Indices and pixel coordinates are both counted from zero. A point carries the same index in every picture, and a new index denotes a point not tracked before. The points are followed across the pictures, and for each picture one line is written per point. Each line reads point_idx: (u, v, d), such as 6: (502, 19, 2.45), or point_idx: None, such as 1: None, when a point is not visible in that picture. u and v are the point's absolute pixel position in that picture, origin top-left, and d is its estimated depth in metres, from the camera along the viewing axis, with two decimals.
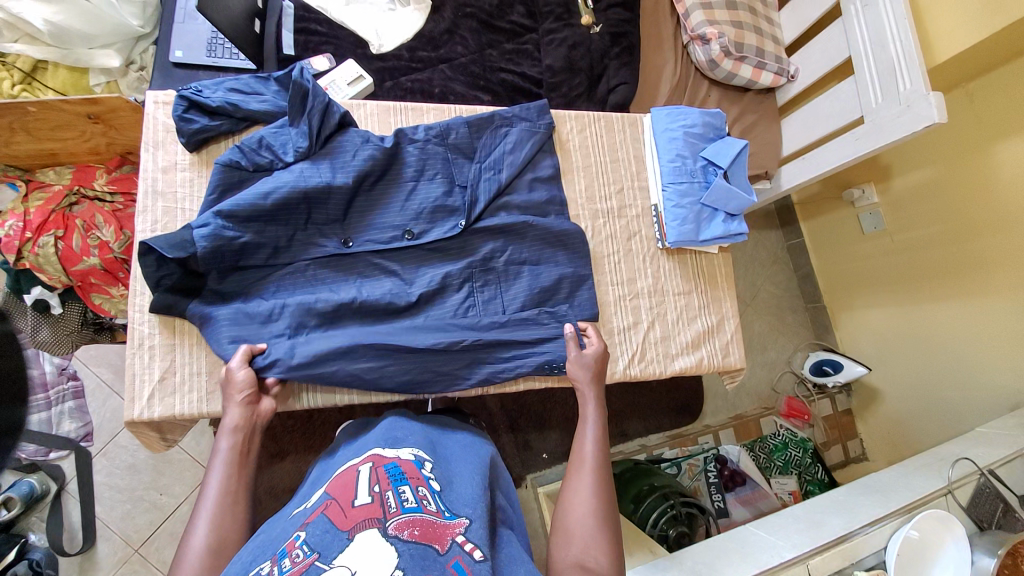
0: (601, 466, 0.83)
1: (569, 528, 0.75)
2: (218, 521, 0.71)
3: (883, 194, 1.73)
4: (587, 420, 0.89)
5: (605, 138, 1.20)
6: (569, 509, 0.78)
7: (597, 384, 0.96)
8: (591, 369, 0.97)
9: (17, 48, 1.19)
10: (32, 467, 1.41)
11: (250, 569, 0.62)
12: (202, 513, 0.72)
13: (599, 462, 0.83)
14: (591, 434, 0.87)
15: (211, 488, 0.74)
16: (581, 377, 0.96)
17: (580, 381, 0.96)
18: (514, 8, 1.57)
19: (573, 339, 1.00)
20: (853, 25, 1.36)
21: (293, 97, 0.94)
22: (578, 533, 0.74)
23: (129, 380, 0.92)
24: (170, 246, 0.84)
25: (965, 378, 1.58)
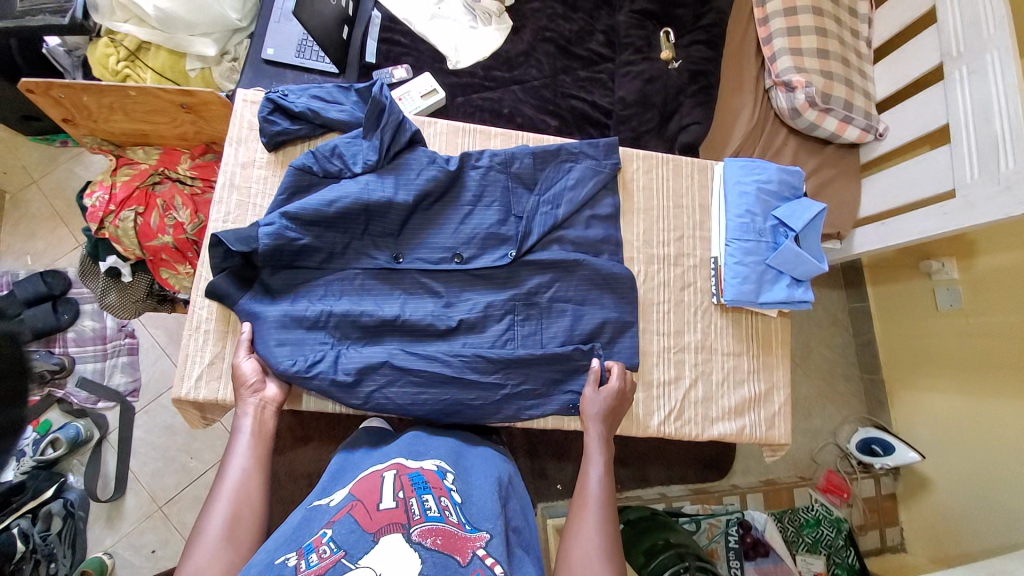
0: (604, 508, 0.81)
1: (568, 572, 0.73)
2: (231, 510, 0.75)
3: (965, 271, 1.58)
4: (592, 462, 0.88)
5: (671, 182, 1.15)
6: (569, 551, 0.75)
7: (607, 426, 0.94)
8: (603, 407, 0.95)
9: (126, 28, 1.31)
10: (81, 412, 1.52)
11: (277, 560, 0.63)
12: (218, 502, 0.76)
13: (602, 503, 0.81)
14: (597, 475, 0.85)
15: (227, 478, 0.78)
16: (591, 414, 0.94)
17: (588, 417, 0.94)
18: (594, 36, 1.56)
19: (596, 375, 0.98)
20: (956, 91, 1.26)
21: (370, 114, 0.98)
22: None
23: (183, 359, 0.94)
24: (237, 239, 0.87)
25: None
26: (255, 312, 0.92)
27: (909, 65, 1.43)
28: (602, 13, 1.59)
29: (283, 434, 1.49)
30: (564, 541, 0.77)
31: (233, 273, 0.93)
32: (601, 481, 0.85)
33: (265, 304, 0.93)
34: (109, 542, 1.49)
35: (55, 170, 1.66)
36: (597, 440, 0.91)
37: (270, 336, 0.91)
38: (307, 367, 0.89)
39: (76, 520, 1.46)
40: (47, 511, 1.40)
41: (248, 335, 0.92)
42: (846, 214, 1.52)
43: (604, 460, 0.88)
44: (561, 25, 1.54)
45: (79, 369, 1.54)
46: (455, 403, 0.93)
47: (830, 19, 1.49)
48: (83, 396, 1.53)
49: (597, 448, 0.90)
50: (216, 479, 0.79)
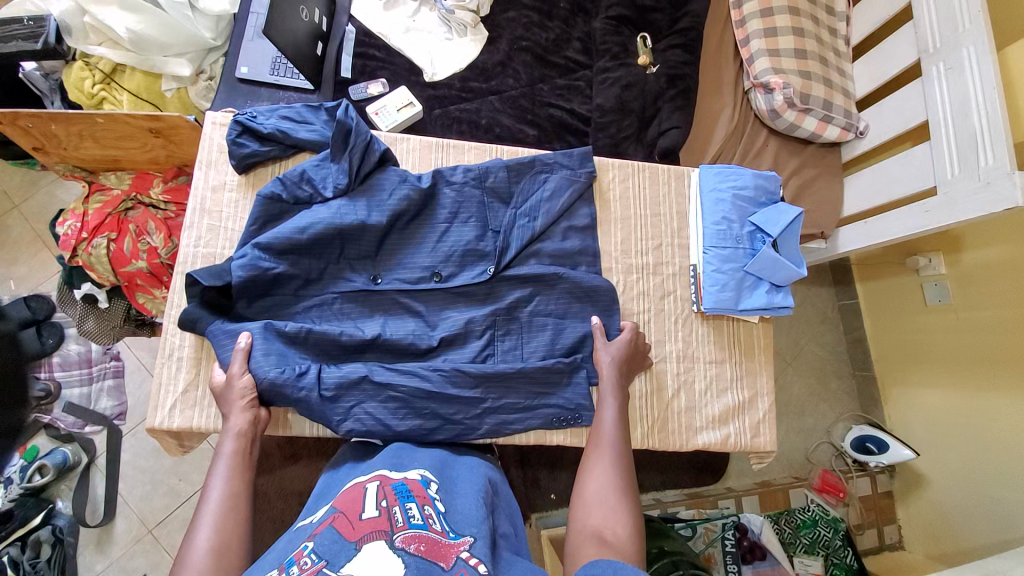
0: (620, 443, 0.87)
1: (591, 493, 0.80)
2: (218, 526, 0.74)
3: (951, 266, 1.57)
4: (606, 404, 0.92)
5: (649, 190, 1.15)
6: (588, 480, 0.82)
7: (620, 370, 0.97)
8: (617, 355, 0.98)
9: (101, 51, 1.29)
10: (68, 437, 1.51)
11: None
12: (203, 522, 0.75)
13: (615, 442, 0.87)
14: (611, 412, 0.91)
15: (213, 497, 0.77)
16: (606, 362, 0.96)
17: (604, 364, 0.97)
18: (570, 44, 1.56)
19: (600, 330, 1.01)
20: (933, 87, 1.26)
21: (336, 134, 0.96)
22: (603, 501, 0.78)
23: (156, 388, 0.94)
24: (208, 275, 0.88)
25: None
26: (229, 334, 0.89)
27: (886, 64, 1.43)
28: (578, 20, 1.59)
29: (273, 451, 1.43)
30: (582, 471, 0.84)
31: (204, 299, 0.91)
32: (614, 413, 0.91)
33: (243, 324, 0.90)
34: (99, 568, 1.47)
35: (35, 194, 1.64)
36: (611, 379, 0.95)
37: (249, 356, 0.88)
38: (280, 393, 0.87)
39: (65, 546, 1.44)
40: (35, 538, 1.39)
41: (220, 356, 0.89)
42: (830, 214, 1.51)
43: (617, 397, 0.93)
44: (538, 34, 1.54)
45: (65, 395, 1.50)
46: (434, 422, 0.92)
47: (806, 18, 1.48)
48: (71, 421, 1.50)
49: (609, 385, 0.94)
50: (200, 502, 0.77)
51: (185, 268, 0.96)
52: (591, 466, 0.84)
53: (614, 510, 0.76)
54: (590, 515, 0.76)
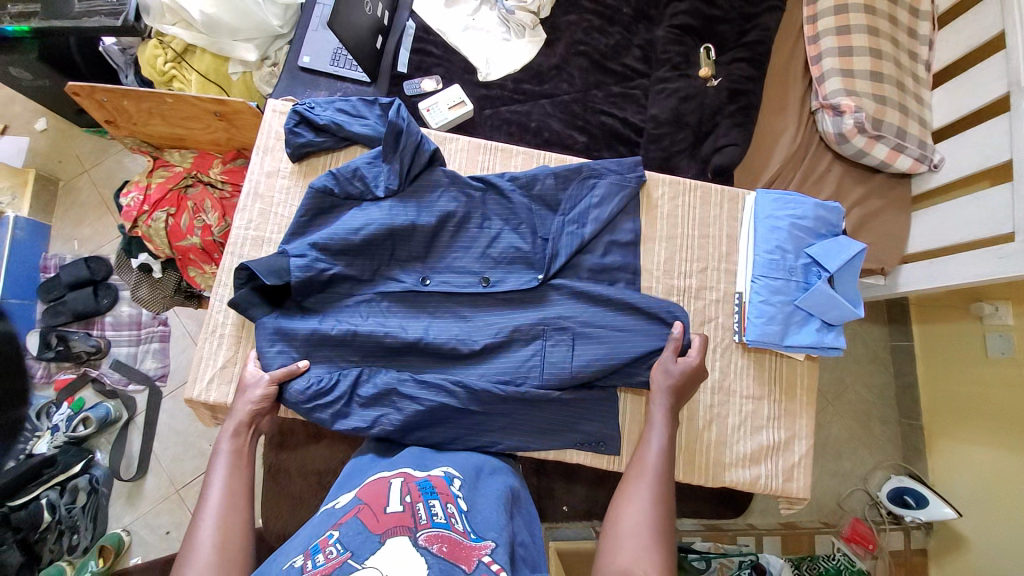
0: (661, 474, 0.84)
1: (623, 522, 0.77)
2: (220, 521, 0.74)
3: (1021, 317, 1.44)
4: (655, 428, 0.89)
5: (698, 211, 1.10)
6: (622, 507, 0.80)
7: (673, 398, 0.92)
8: (672, 381, 0.93)
9: (174, 31, 1.35)
10: (112, 394, 1.59)
11: (284, 565, 0.60)
12: (206, 515, 0.75)
13: (661, 470, 0.84)
14: (658, 439, 0.88)
15: (215, 491, 0.78)
16: (661, 384, 0.93)
17: (659, 387, 0.93)
18: (629, 51, 1.52)
19: (674, 344, 0.96)
20: (1019, 124, 1.15)
21: (387, 136, 0.96)
22: (635, 533, 0.75)
23: (198, 360, 0.97)
24: (268, 272, 0.88)
25: None
26: (280, 329, 0.92)
27: (968, 95, 1.32)
28: (640, 27, 1.54)
29: (297, 429, 1.45)
30: (618, 497, 0.82)
31: (259, 288, 0.92)
32: (660, 441, 0.88)
33: (295, 322, 0.93)
34: (127, 520, 1.56)
35: (105, 160, 1.75)
36: (662, 405, 0.92)
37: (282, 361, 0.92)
38: (313, 403, 0.89)
39: (98, 496, 1.53)
40: (74, 485, 1.48)
41: (260, 350, 0.93)
42: (893, 249, 1.41)
43: (666, 424, 0.90)
44: (597, 39, 1.51)
45: (113, 352, 1.62)
46: (456, 428, 0.92)
47: (886, 39, 1.38)
48: (116, 378, 1.60)
49: (659, 411, 0.91)
50: (200, 497, 0.78)
51: (234, 249, 0.99)
52: (629, 493, 0.82)
53: (646, 545, 0.74)
54: (620, 548, 0.74)
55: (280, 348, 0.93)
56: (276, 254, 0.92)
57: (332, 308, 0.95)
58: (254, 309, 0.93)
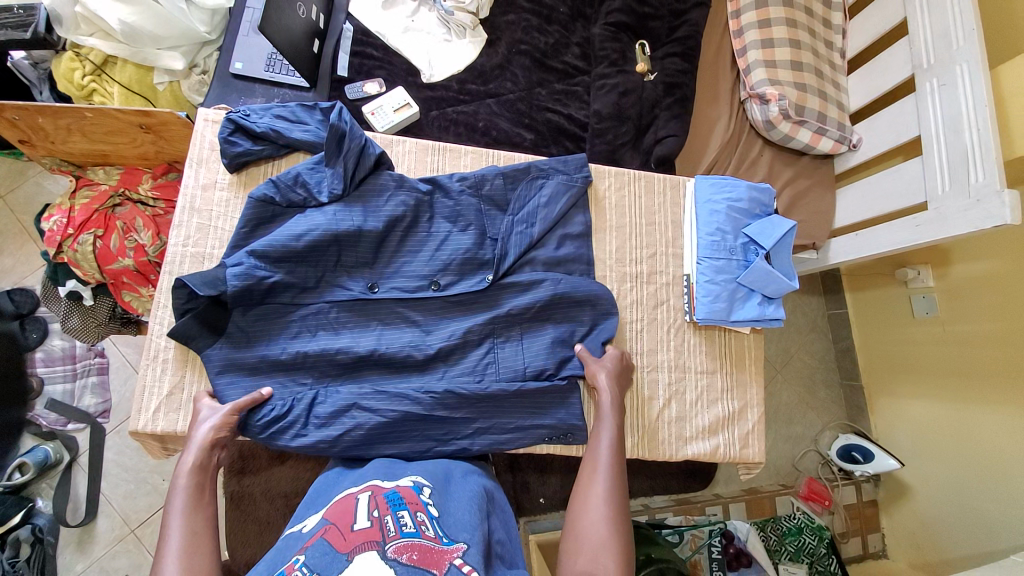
0: (614, 469, 0.85)
1: (581, 524, 0.78)
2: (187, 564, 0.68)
3: (940, 279, 1.59)
4: (604, 427, 0.91)
5: (644, 200, 1.14)
6: (579, 510, 0.80)
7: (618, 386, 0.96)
8: (610, 372, 0.97)
9: (92, 42, 1.27)
10: (50, 435, 1.48)
11: None
12: (168, 563, 0.68)
13: (612, 465, 0.86)
14: (608, 432, 0.90)
15: (176, 534, 0.71)
16: (603, 380, 0.95)
17: (601, 383, 0.95)
18: (569, 49, 1.56)
19: (586, 355, 0.99)
20: (927, 104, 1.27)
21: (331, 140, 0.95)
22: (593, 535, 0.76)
23: (140, 390, 0.91)
24: (203, 283, 0.85)
25: (1006, 493, 1.41)
26: (229, 360, 0.90)
27: (883, 77, 1.43)
28: (577, 25, 1.59)
29: (260, 452, 1.40)
30: (575, 499, 0.82)
31: (199, 314, 0.88)
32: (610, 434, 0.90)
33: (241, 349, 0.90)
34: (80, 567, 1.45)
35: (22, 184, 1.61)
36: (609, 396, 0.94)
37: (236, 392, 0.89)
38: (268, 433, 0.87)
39: (45, 546, 1.42)
40: (15, 538, 1.38)
41: (215, 386, 0.89)
42: (822, 225, 1.53)
43: (615, 416, 0.92)
44: (537, 38, 1.54)
45: (49, 390, 1.50)
46: (424, 437, 0.91)
47: (803, 30, 1.50)
48: (54, 418, 1.49)
49: (607, 403, 0.93)
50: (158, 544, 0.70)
51: (172, 267, 0.94)
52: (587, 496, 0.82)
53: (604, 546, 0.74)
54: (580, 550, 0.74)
55: (230, 378, 0.89)
56: (214, 267, 0.89)
57: (278, 326, 0.92)
58: (198, 340, 0.89)
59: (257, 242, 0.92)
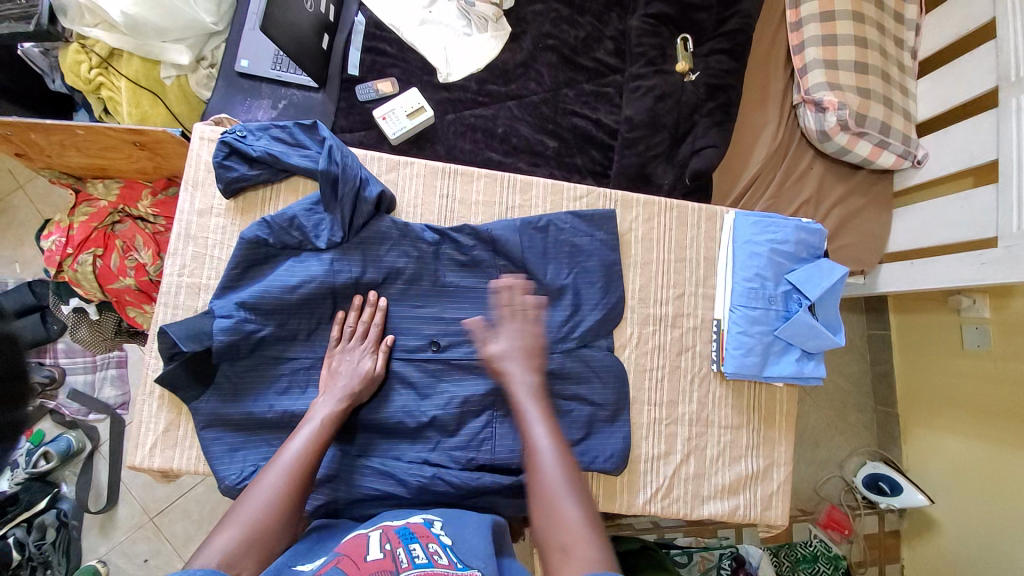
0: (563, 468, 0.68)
1: (565, 546, 0.61)
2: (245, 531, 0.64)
3: (997, 310, 1.44)
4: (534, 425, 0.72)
5: (674, 232, 1.03)
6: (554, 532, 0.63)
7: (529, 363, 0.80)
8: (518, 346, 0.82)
9: (95, 33, 1.19)
10: (72, 424, 1.42)
11: None
12: (230, 525, 0.65)
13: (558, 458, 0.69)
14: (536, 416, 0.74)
15: (258, 492, 0.68)
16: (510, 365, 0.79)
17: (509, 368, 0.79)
18: (601, 44, 1.40)
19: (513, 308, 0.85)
20: (1010, 123, 1.09)
21: (323, 185, 0.87)
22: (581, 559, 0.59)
23: (137, 425, 0.89)
24: (187, 336, 0.82)
25: None
26: (216, 414, 0.85)
27: (957, 88, 1.25)
28: (612, 16, 1.42)
29: None
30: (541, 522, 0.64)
31: (187, 363, 0.85)
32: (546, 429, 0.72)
33: (227, 404, 0.86)
34: (102, 550, 1.41)
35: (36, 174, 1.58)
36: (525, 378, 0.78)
37: (219, 449, 0.85)
38: (244, 485, 0.83)
39: (69, 529, 1.39)
40: (40, 521, 1.34)
41: (200, 440, 0.86)
42: (872, 249, 1.37)
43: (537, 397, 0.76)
44: (566, 31, 1.39)
45: (70, 381, 1.44)
46: (421, 495, 0.86)
47: (872, 26, 1.31)
48: (75, 408, 1.43)
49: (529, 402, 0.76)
50: (245, 492, 0.69)
51: (167, 299, 0.90)
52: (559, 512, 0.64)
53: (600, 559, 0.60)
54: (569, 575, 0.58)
55: (215, 433, 0.86)
56: (203, 316, 0.85)
57: (265, 379, 0.87)
58: (186, 390, 0.85)
59: (246, 289, 0.87)
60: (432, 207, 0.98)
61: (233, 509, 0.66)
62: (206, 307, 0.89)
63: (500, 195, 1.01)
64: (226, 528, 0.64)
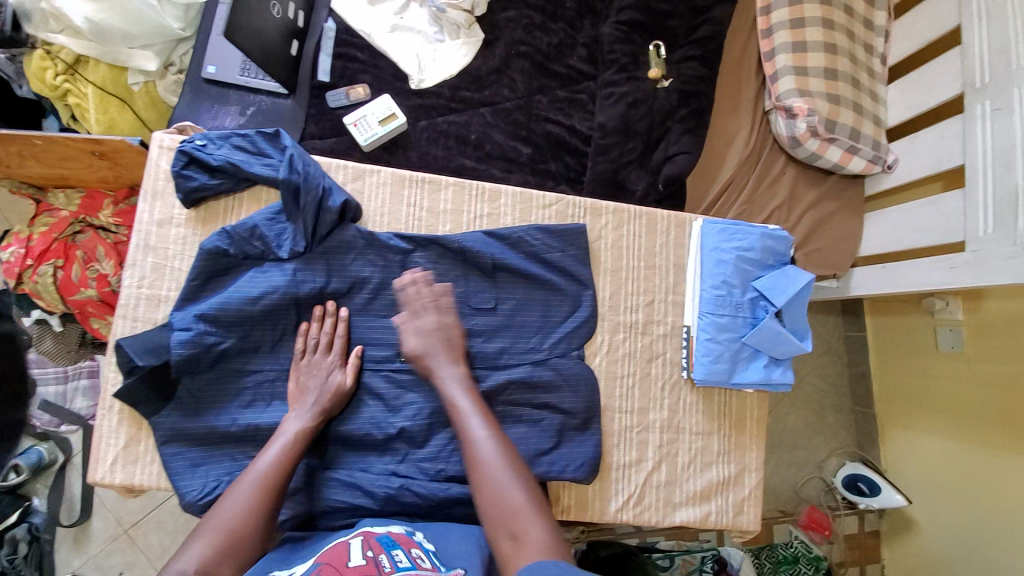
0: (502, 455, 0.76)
1: (517, 532, 0.68)
2: (218, 538, 0.67)
3: (970, 313, 1.46)
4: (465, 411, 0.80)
5: (644, 239, 1.03)
6: (506, 518, 0.70)
7: (455, 366, 0.85)
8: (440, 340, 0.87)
9: (61, 40, 1.16)
10: (43, 436, 1.33)
11: None
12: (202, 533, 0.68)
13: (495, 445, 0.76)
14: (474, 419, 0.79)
15: (229, 503, 0.71)
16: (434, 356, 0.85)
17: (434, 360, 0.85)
18: (574, 51, 1.40)
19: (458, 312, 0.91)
20: (975, 129, 1.11)
21: (285, 195, 0.85)
22: (527, 539, 0.67)
23: (97, 440, 0.87)
24: (142, 352, 0.82)
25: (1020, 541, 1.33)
26: (177, 429, 0.83)
27: (926, 93, 1.27)
28: (585, 23, 1.42)
29: None
30: (492, 511, 0.71)
31: (145, 377, 0.82)
32: (489, 432, 0.78)
33: (188, 419, 0.83)
34: (77, 564, 1.34)
35: None
36: (455, 386, 0.83)
37: (180, 464, 0.83)
38: (206, 502, 0.81)
39: (42, 543, 1.32)
40: (11, 536, 1.28)
41: (161, 456, 0.84)
42: (844, 252, 1.38)
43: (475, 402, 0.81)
44: (539, 38, 1.39)
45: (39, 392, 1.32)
46: (389, 508, 0.85)
47: (841, 33, 1.33)
48: (44, 419, 1.33)
49: (465, 402, 0.81)
50: (218, 503, 0.72)
51: (126, 312, 0.88)
52: (504, 500, 0.71)
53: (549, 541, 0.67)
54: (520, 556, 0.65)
55: (176, 449, 0.83)
56: (162, 328, 0.84)
57: (228, 393, 0.85)
58: (145, 405, 0.83)
59: (207, 301, 0.85)
60: (399, 215, 0.97)
61: (204, 521, 0.70)
62: (165, 320, 0.87)
63: (468, 203, 1.00)
64: (200, 536, 0.67)
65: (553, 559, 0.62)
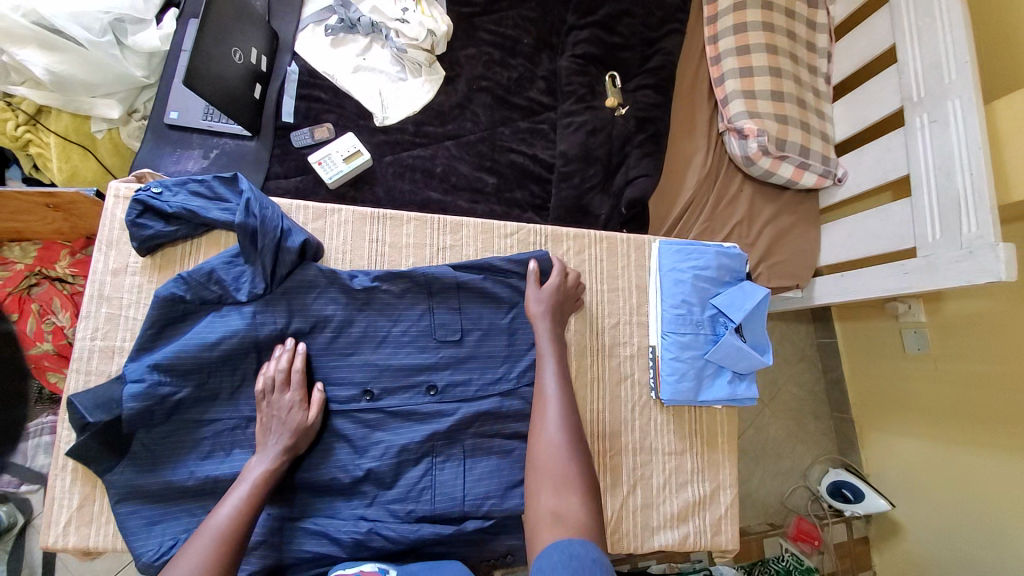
0: (566, 422, 0.84)
1: (557, 511, 0.74)
2: None
3: (932, 314, 1.50)
4: (548, 359, 0.90)
5: (606, 262, 1.06)
6: (546, 496, 0.76)
7: (557, 331, 0.94)
8: (547, 302, 0.95)
9: (22, 91, 1.16)
10: (2, 497, 1.22)
11: None
12: None
13: (562, 397, 0.87)
14: (552, 372, 0.89)
15: (191, 554, 0.69)
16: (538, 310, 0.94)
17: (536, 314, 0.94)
18: (534, 84, 1.46)
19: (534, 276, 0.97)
20: (916, 139, 1.17)
21: (241, 238, 0.85)
22: (568, 517, 0.73)
23: (49, 502, 0.83)
24: (93, 406, 0.79)
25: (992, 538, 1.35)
26: (132, 486, 0.80)
27: (868, 109, 1.34)
28: (543, 57, 1.48)
29: None
30: (540, 478, 0.78)
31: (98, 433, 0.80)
32: (560, 395, 0.87)
33: (144, 475, 0.81)
34: None
35: None
36: (549, 338, 0.92)
37: (136, 524, 0.79)
38: (163, 561, 0.77)
39: None
40: None
41: (116, 516, 0.80)
42: (806, 264, 1.42)
43: (558, 355, 0.91)
44: (499, 73, 1.44)
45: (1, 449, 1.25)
46: (359, 552, 0.83)
47: (784, 57, 1.40)
48: (2, 479, 1.23)
49: (550, 365, 0.90)
50: (179, 554, 0.70)
51: (80, 365, 0.86)
52: (560, 470, 0.78)
53: (585, 524, 0.72)
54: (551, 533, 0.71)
55: (132, 507, 0.80)
56: (116, 382, 0.82)
57: (186, 445, 0.83)
58: (98, 462, 0.80)
59: (163, 349, 0.84)
60: (362, 252, 0.98)
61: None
62: (120, 372, 0.85)
63: (431, 237, 1.01)
64: None
65: (581, 540, 0.68)
